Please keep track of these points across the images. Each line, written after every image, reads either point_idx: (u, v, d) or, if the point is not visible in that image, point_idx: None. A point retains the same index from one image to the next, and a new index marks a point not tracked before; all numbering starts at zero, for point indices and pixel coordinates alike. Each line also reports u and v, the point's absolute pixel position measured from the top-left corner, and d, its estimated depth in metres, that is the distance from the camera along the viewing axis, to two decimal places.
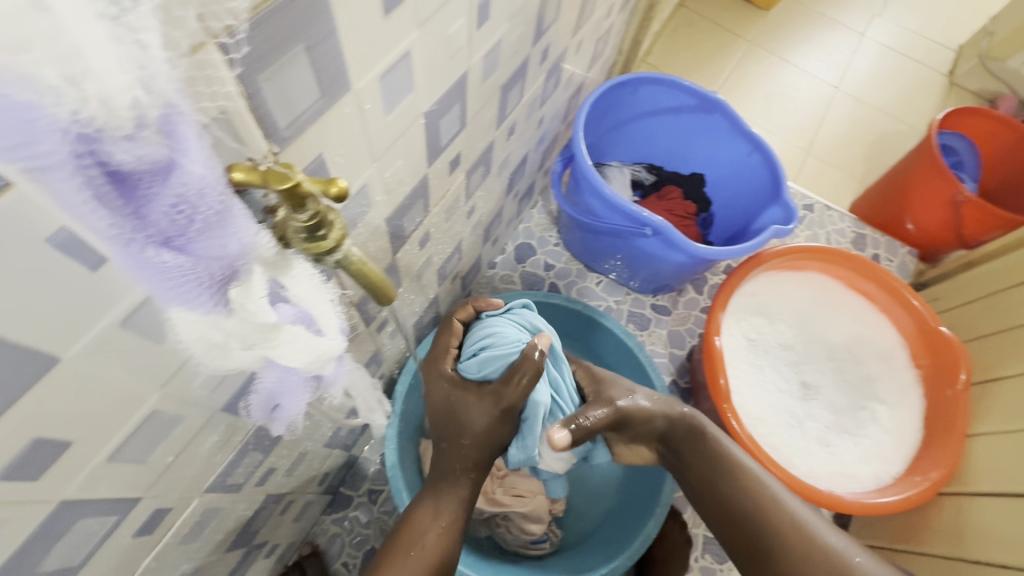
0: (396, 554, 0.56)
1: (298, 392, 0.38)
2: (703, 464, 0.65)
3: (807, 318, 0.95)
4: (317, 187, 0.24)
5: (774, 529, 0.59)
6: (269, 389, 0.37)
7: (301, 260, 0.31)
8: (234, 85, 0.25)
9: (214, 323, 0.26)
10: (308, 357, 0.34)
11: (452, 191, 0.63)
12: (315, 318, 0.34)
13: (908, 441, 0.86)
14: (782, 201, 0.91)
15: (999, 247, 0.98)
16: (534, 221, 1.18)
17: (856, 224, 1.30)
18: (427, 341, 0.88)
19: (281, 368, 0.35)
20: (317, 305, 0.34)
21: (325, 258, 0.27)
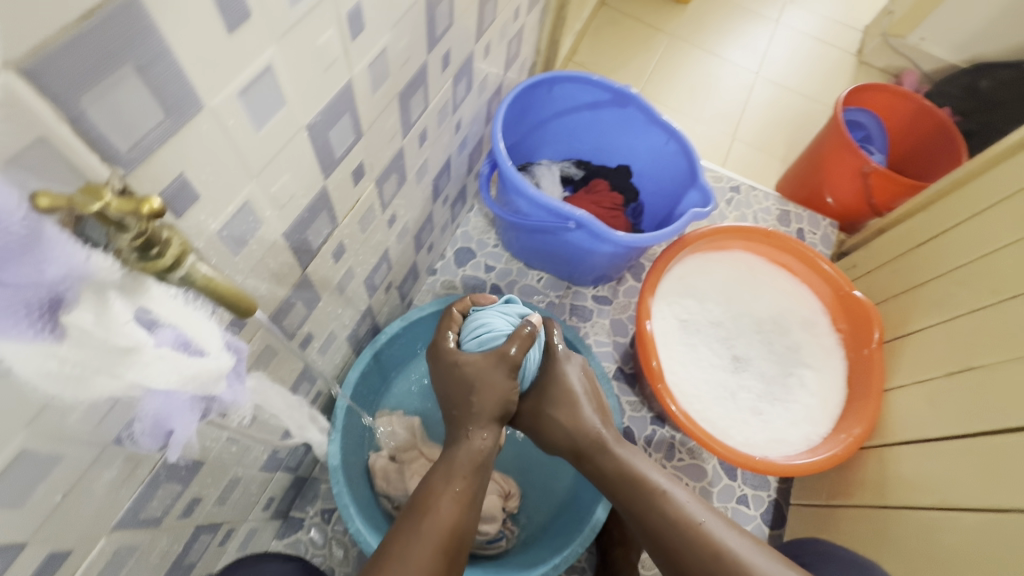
0: (414, 519, 0.60)
1: (187, 414, 0.38)
2: (612, 473, 0.71)
3: (735, 295, 0.99)
4: (126, 206, 0.23)
5: (675, 530, 0.65)
6: (154, 417, 0.37)
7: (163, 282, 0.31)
8: (37, 108, 0.25)
9: (48, 351, 0.27)
10: (179, 378, 0.34)
11: (362, 201, 0.64)
12: (193, 340, 0.34)
13: (834, 401, 0.90)
14: (698, 185, 0.95)
15: (904, 213, 1.05)
16: (471, 224, 1.20)
17: (780, 202, 1.36)
18: (366, 353, 0.88)
19: (161, 394, 0.35)
20: (193, 327, 0.34)
21: (167, 276, 0.27)
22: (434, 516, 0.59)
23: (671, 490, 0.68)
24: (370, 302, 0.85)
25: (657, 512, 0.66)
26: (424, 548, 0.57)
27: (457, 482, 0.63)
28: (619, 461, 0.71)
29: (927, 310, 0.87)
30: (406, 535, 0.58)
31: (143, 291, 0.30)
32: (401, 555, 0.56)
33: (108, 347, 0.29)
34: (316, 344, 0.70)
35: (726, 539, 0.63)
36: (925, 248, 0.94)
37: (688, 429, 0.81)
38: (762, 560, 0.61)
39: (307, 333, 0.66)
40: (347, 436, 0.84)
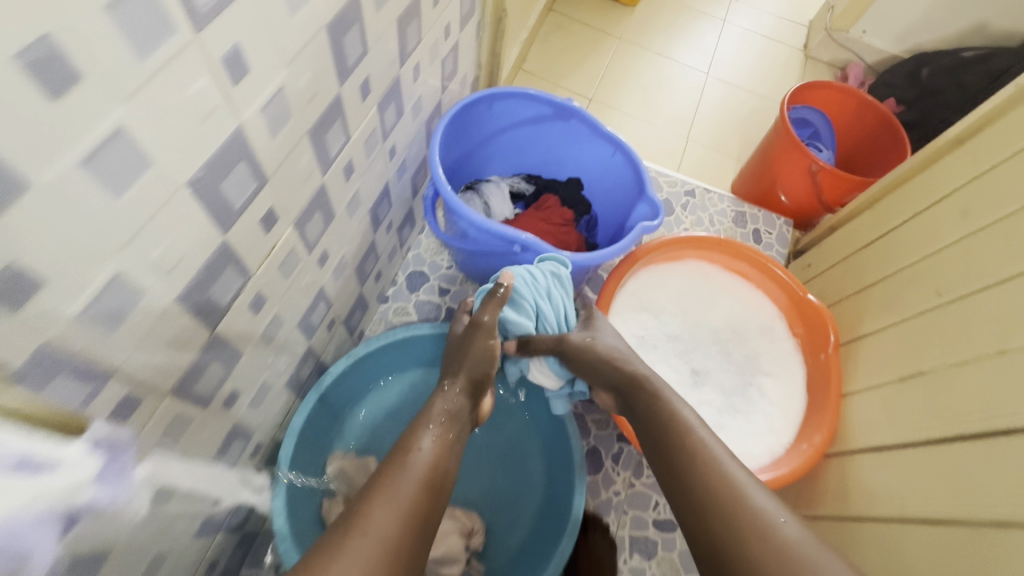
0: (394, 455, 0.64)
1: (32, 526, 0.37)
2: (651, 415, 0.71)
3: (691, 306, 0.98)
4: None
5: (690, 466, 0.63)
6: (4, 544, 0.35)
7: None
8: None
9: None
10: (27, 496, 0.35)
11: (280, 246, 0.59)
12: (32, 455, 0.35)
13: (794, 409, 0.89)
14: (646, 197, 0.94)
15: (853, 210, 1.06)
16: (422, 246, 1.16)
17: (735, 204, 1.35)
18: (310, 397, 0.83)
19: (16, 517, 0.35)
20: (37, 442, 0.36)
21: None
22: (414, 452, 0.64)
23: (696, 430, 0.67)
24: (310, 343, 0.80)
25: (680, 452, 0.65)
26: (406, 476, 0.60)
27: (437, 427, 0.69)
28: (662, 401, 0.71)
29: (877, 312, 0.87)
30: (392, 468, 0.61)
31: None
32: (388, 477, 0.59)
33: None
34: (245, 398, 0.65)
35: (734, 473, 0.61)
36: (873, 247, 0.94)
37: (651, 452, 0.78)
38: (754, 489, 0.59)
39: (231, 390, 0.61)
40: (292, 488, 0.79)
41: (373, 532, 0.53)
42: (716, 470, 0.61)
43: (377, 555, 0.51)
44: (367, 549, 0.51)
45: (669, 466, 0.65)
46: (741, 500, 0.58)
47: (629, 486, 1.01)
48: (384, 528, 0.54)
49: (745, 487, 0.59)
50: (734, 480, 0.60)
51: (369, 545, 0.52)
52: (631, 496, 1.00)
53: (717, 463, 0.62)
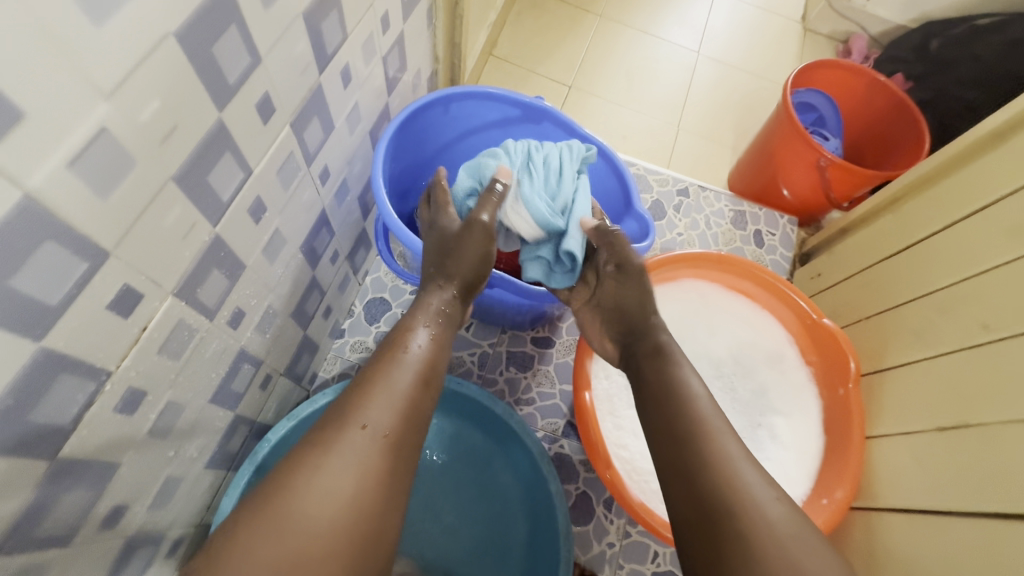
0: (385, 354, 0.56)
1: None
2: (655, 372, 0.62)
3: (687, 333, 0.85)
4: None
5: (688, 434, 0.54)
6: None
7: None
8: None
9: None
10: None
11: (158, 326, 0.45)
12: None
13: (810, 453, 0.78)
14: (633, 211, 0.80)
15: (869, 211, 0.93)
16: (382, 269, 1.02)
17: (732, 202, 1.22)
18: (244, 470, 0.70)
19: None
20: None
21: None
22: (412, 341, 0.58)
23: (698, 399, 0.57)
24: (236, 411, 0.67)
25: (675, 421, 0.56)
26: (404, 372, 0.54)
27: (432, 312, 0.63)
28: (668, 363, 0.62)
29: (908, 341, 0.75)
30: (383, 363, 0.54)
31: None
32: (386, 372, 0.53)
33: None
34: (139, 505, 0.53)
35: (727, 447, 0.52)
36: (899, 260, 0.81)
37: (648, 525, 0.66)
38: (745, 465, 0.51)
39: (113, 505, 0.49)
40: None
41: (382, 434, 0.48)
42: (707, 443, 0.52)
43: (379, 453, 0.47)
44: (367, 447, 0.47)
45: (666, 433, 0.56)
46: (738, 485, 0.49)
47: (624, 535, 0.90)
48: (385, 425, 0.49)
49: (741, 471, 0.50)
50: (732, 455, 0.51)
51: (369, 444, 0.47)
52: (626, 547, 0.89)
53: (712, 435, 0.53)
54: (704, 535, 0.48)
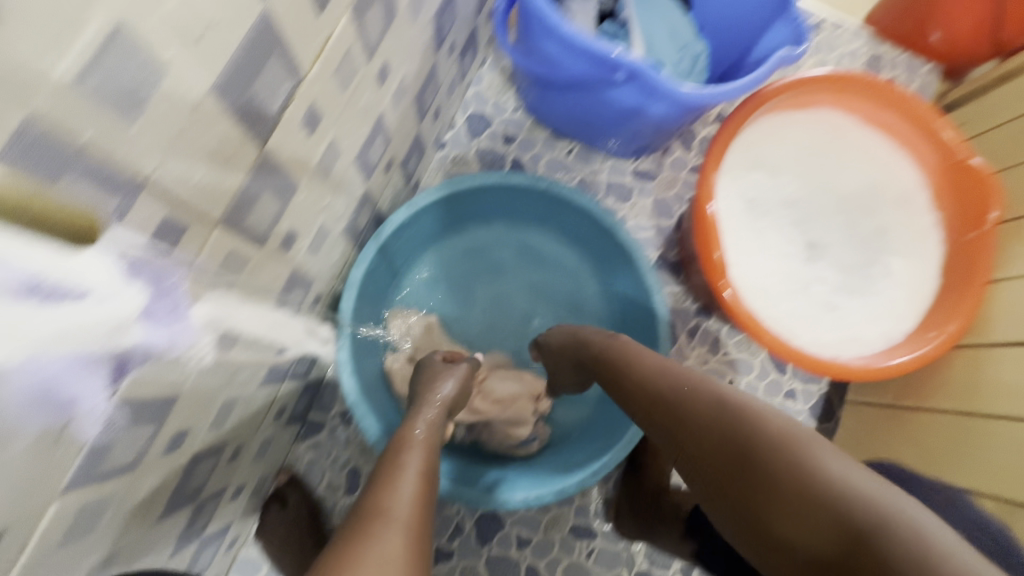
0: (382, 471, 0.51)
1: (77, 375, 0.29)
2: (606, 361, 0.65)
3: (813, 167, 0.80)
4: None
5: (655, 394, 0.57)
6: (36, 392, 0.27)
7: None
8: None
9: None
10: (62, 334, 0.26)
11: (336, 37, 0.44)
12: (57, 286, 0.25)
13: (922, 292, 0.76)
14: (789, 13, 0.71)
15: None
16: (485, 82, 0.97)
17: (871, 42, 1.08)
18: (372, 246, 0.74)
19: (57, 375, 0.28)
20: (53, 267, 0.25)
21: None
22: (412, 435, 0.57)
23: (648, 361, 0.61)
24: (367, 185, 0.68)
25: (644, 391, 0.58)
26: (407, 474, 0.50)
27: (436, 416, 0.63)
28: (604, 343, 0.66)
29: None
30: (387, 469, 0.51)
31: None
32: (398, 460, 0.53)
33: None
34: (303, 242, 0.56)
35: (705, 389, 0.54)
36: None
37: (755, 332, 0.69)
38: (711, 401, 0.52)
39: (289, 230, 0.52)
40: (359, 336, 0.74)
41: (396, 520, 0.44)
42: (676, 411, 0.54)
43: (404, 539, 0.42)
44: (395, 531, 0.42)
45: (643, 409, 0.58)
46: (706, 404, 0.52)
47: (702, 363, 0.94)
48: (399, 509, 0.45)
49: (722, 406, 0.51)
50: (693, 401, 0.53)
51: (393, 534, 0.42)
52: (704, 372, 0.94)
53: (668, 384, 0.56)
54: (712, 461, 0.50)
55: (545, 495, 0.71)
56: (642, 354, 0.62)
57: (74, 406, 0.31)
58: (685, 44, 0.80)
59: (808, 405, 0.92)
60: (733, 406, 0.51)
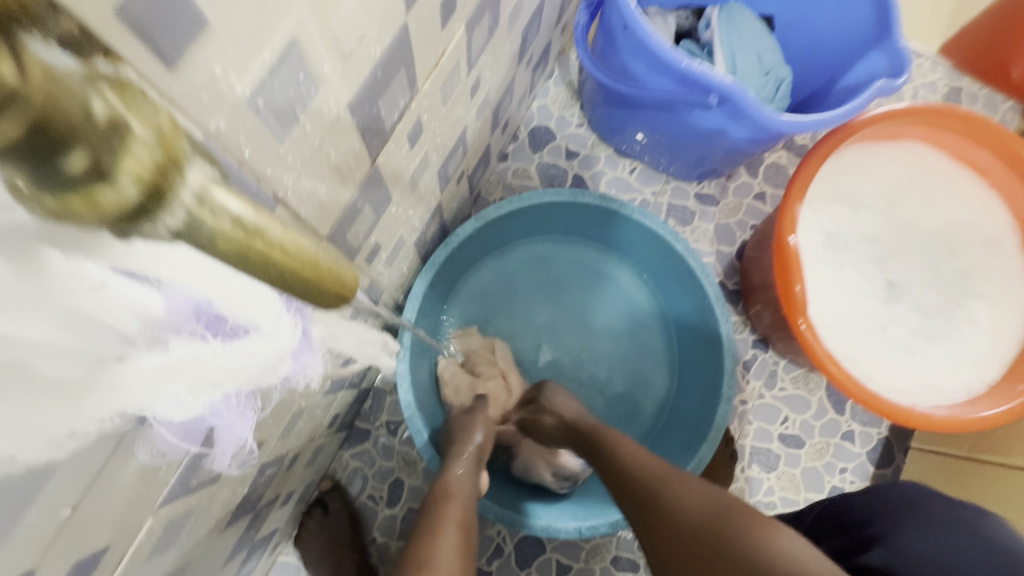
0: (426, 520, 0.56)
1: (227, 403, 0.28)
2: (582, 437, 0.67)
3: (898, 202, 0.77)
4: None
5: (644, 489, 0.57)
6: (185, 421, 0.26)
7: (181, 247, 0.19)
8: None
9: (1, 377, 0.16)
10: (228, 372, 0.25)
11: (449, 53, 0.43)
12: (225, 317, 0.24)
13: (1007, 341, 0.72)
14: (889, 43, 0.68)
15: None
16: (550, 96, 0.95)
17: (949, 75, 1.04)
18: (438, 257, 0.72)
19: (212, 408, 0.27)
20: (213, 289, 0.22)
21: (144, 223, 0.16)
22: (451, 482, 0.60)
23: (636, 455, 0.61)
24: (441, 197, 0.67)
25: (614, 476, 0.61)
26: (449, 527, 0.54)
27: (472, 460, 0.64)
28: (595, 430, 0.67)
29: None
30: (432, 519, 0.55)
31: (155, 270, 0.19)
32: (442, 512, 0.56)
33: (84, 324, 0.18)
34: (382, 254, 0.55)
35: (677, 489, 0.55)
36: None
37: (829, 373, 0.66)
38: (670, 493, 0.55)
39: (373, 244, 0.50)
40: (417, 346, 0.72)
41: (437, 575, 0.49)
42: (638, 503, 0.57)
43: None
44: None
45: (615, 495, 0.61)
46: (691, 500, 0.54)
47: (757, 396, 0.91)
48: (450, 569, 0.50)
49: (677, 497, 0.54)
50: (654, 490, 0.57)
51: None
52: (759, 407, 0.90)
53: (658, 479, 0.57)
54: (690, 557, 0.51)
55: (600, 526, 0.67)
56: (614, 436, 0.64)
57: (202, 430, 0.30)
58: (771, 69, 0.77)
59: (868, 449, 0.88)
60: (689, 498, 0.54)
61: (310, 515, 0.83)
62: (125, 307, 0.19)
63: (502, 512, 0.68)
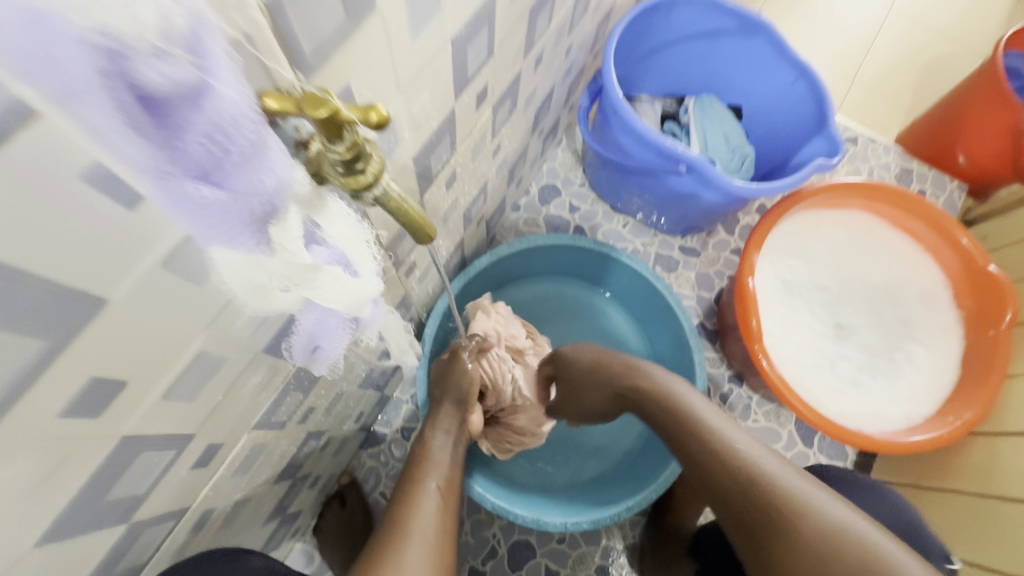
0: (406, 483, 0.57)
1: (337, 333, 0.39)
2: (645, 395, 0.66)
3: (845, 258, 0.91)
4: (355, 113, 0.22)
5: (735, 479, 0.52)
6: (309, 331, 0.37)
7: (332, 197, 0.30)
8: (261, 14, 0.23)
9: (257, 263, 0.25)
10: (348, 299, 0.33)
11: (479, 127, 0.60)
12: (351, 261, 0.32)
13: (943, 380, 0.84)
14: (826, 131, 0.84)
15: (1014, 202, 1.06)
16: (559, 160, 1.14)
17: (901, 158, 1.22)
18: (458, 283, 0.87)
19: (321, 309, 0.35)
20: (352, 246, 0.32)
21: (364, 194, 0.26)
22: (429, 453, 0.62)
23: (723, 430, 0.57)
24: (463, 233, 0.83)
25: (703, 445, 0.56)
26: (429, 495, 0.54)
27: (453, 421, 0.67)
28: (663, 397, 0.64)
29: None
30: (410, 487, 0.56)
31: (324, 208, 0.29)
32: (415, 477, 0.58)
33: (285, 259, 0.26)
34: (417, 273, 0.69)
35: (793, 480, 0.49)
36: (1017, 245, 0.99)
37: (784, 396, 0.77)
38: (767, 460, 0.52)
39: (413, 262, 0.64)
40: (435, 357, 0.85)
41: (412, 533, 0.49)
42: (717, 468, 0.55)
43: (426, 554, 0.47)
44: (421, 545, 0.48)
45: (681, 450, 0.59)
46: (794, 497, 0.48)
47: None
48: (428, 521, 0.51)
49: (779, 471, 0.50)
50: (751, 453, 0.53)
51: (422, 540, 0.48)
52: None
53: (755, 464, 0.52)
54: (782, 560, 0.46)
55: (582, 522, 0.76)
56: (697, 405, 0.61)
57: (311, 349, 0.40)
58: (736, 147, 0.95)
59: None
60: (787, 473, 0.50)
61: (327, 507, 0.92)
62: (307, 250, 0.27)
63: (499, 503, 0.78)
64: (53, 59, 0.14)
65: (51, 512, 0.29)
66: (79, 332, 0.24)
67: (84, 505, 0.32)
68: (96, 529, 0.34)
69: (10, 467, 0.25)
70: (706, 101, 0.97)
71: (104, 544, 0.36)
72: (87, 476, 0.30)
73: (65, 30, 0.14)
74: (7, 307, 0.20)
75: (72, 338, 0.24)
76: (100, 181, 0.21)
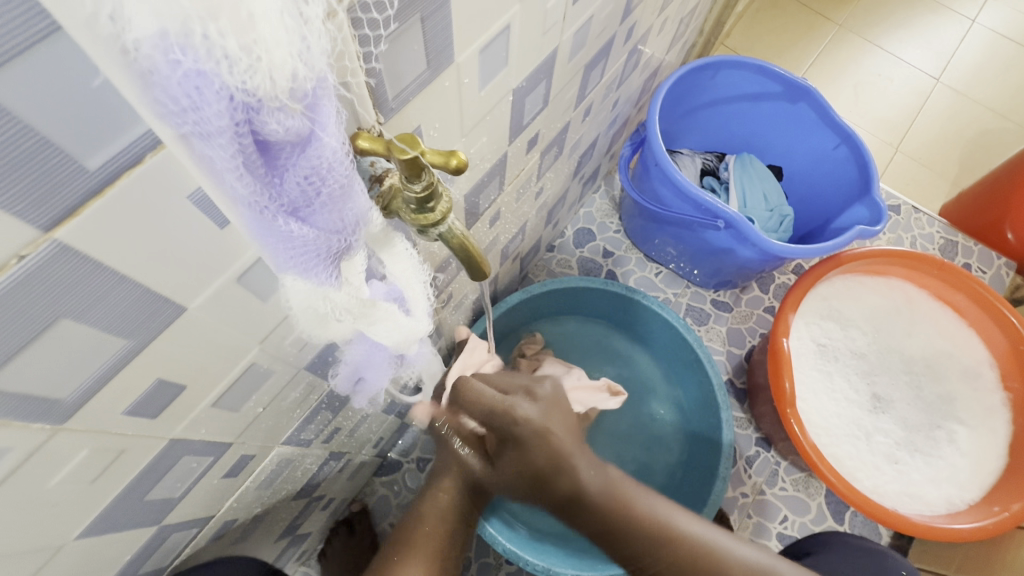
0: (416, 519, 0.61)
1: (382, 367, 0.42)
2: None
3: (886, 325, 0.89)
4: (438, 158, 0.24)
5: None
6: (356, 363, 0.41)
7: (402, 237, 0.32)
8: (359, 64, 0.25)
9: (324, 294, 0.27)
10: (400, 337, 0.34)
11: (526, 170, 0.62)
12: (406, 299, 0.34)
13: (988, 467, 0.79)
14: (869, 199, 0.84)
15: None
16: (595, 205, 1.16)
17: (946, 230, 1.18)
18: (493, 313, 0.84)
19: (371, 343, 0.38)
20: (409, 286, 0.34)
21: (430, 230, 0.28)
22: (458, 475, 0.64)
23: None
24: (498, 268, 0.85)
25: None
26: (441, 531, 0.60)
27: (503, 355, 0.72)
28: None
29: None
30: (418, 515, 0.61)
31: (390, 245, 0.31)
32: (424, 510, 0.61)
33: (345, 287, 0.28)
34: (454, 304, 0.70)
35: None
36: None
37: (817, 469, 0.73)
38: None
39: (450, 292, 0.65)
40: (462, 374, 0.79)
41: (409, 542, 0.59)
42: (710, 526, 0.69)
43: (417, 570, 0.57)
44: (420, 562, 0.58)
45: None
46: None
47: (759, 492, 0.95)
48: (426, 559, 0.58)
49: None
50: None
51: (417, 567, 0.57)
52: (758, 501, 0.94)
53: None
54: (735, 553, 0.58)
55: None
56: None
57: (355, 381, 0.45)
58: (775, 207, 0.95)
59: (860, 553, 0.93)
60: None
61: (335, 532, 0.88)
62: (355, 273, 0.28)
63: (507, 544, 0.75)
64: (194, 105, 0.16)
65: (95, 507, 0.30)
66: (156, 336, 0.26)
67: (125, 502, 0.33)
68: (128, 528, 0.35)
69: (74, 458, 0.26)
70: (747, 160, 0.98)
71: (134, 540, 0.37)
72: (133, 474, 0.31)
73: (212, 84, 0.16)
74: (103, 306, 0.22)
75: (150, 340, 0.25)
76: (201, 205, 0.23)
